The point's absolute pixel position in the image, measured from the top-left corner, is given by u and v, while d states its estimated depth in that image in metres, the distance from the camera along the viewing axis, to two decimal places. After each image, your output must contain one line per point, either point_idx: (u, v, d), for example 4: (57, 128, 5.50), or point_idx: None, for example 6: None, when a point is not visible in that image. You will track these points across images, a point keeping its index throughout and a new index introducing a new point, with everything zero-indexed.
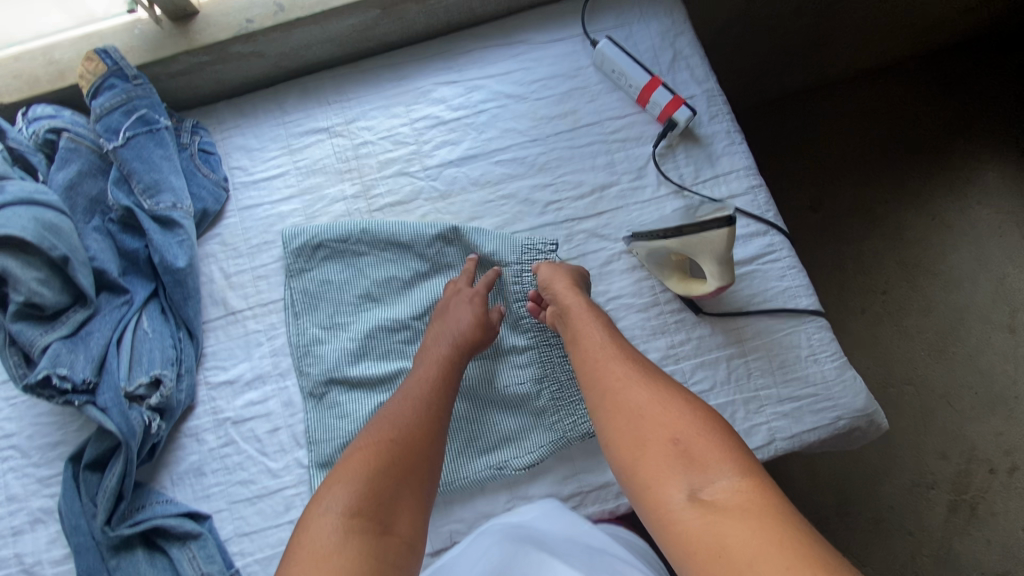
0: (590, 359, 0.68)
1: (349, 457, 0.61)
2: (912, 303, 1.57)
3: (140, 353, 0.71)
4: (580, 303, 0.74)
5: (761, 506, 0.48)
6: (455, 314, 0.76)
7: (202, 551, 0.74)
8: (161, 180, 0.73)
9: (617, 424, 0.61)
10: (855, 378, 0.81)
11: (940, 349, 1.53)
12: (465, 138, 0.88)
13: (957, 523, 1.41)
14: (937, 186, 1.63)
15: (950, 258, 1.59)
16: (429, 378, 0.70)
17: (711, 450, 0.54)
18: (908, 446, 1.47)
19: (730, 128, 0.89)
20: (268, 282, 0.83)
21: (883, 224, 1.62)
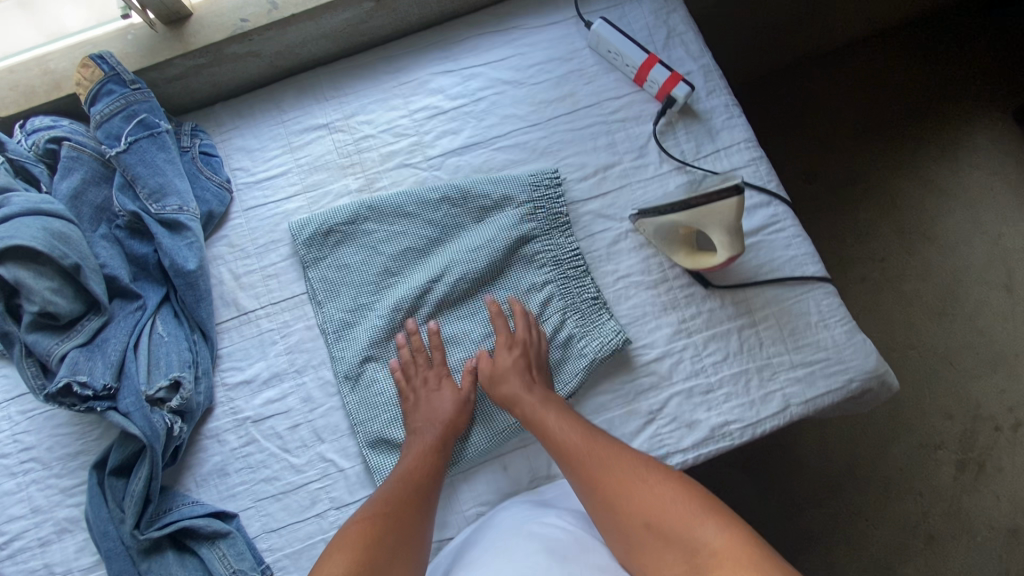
0: (566, 453, 0.72)
1: (344, 536, 0.67)
2: (910, 268, 1.59)
3: (157, 357, 0.71)
4: (536, 395, 0.76)
5: (735, 549, 0.58)
6: (434, 404, 0.77)
7: (232, 549, 0.75)
8: (166, 183, 0.73)
9: (613, 512, 0.67)
10: (863, 341, 0.83)
11: (940, 312, 1.55)
12: (465, 126, 0.88)
13: (966, 482, 1.43)
14: (927, 151, 1.65)
15: (944, 222, 1.61)
16: (414, 463, 0.74)
17: (690, 516, 0.63)
18: (915, 408, 1.49)
19: (728, 102, 0.89)
20: (279, 281, 0.83)
21: (876, 192, 1.63)
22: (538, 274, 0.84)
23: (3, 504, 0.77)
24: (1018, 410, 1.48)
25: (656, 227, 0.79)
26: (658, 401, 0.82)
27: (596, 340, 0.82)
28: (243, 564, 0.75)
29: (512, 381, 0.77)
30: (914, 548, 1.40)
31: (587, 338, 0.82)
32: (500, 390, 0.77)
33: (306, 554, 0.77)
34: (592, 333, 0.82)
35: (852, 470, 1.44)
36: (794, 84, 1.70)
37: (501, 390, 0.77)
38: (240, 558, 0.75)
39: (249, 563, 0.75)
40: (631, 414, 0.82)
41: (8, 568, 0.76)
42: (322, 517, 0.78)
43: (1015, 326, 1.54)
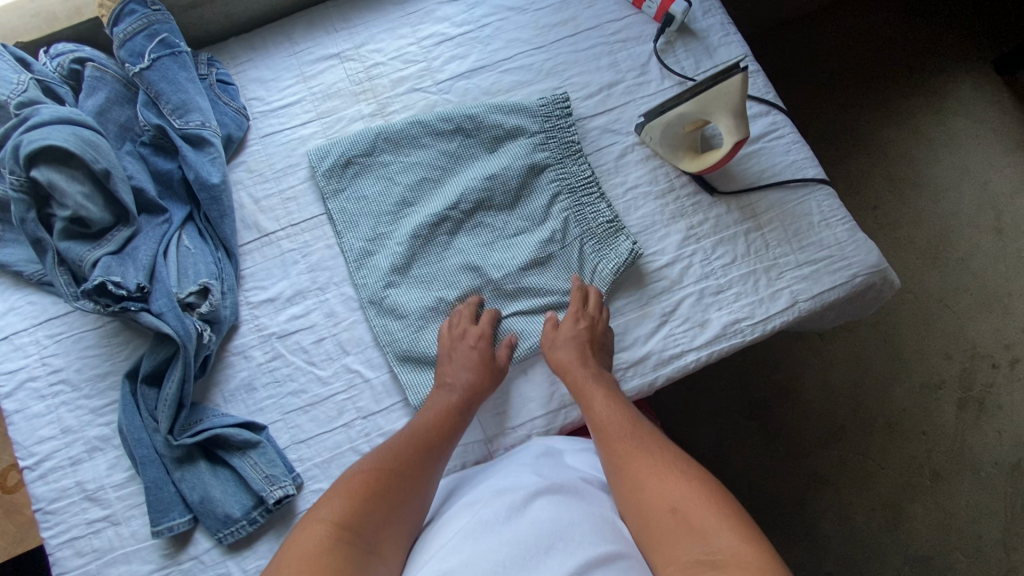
0: (607, 430, 0.72)
1: (350, 478, 0.66)
2: (902, 216, 1.63)
3: (186, 266, 0.74)
4: (587, 369, 0.77)
5: (752, 565, 0.55)
6: (465, 359, 0.77)
7: (263, 457, 0.76)
8: (189, 99, 0.75)
9: (637, 492, 0.65)
10: (865, 239, 0.86)
11: (934, 255, 1.59)
12: (472, 51, 0.91)
13: (968, 419, 1.47)
14: (915, 104, 1.70)
15: (934, 170, 1.66)
16: (435, 422, 0.73)
17: (713, 518, 0.60)
18: (915, 349, 1.52)
19: (723, 21, 0.93)
20: (298, 203, 0.85)
21: (868, 145, 1.67)
22: (551, 188, 0.87)
23: (33, 427, 0.78)
24: (1014, 347, 1.52)
25: (664, 129, 0.83)
26: (671, 303, 0.85)
27: (611, 261, 0.85)
28: (275, 470, 0.76)
29: (572, 346, 0.79)
30: (921, 485, 1.42)
31: (602, 259, 0.85)
32: (559, 357, 0.79)
33: (335, 463, 0.79)
34: (608, 252, 0.85)
35: (857, 409, 1.47)
36: (787, 39, 1.73)
37: (555, 362, 0.79)
38: (272, 464, 0.76)
39: (281, 469, 0.76)
40: (645, 318, 0.84)
41: (40, 488, 0.77)
42: (349, 426, 0.79)
43: (1006, 266, 1.58)
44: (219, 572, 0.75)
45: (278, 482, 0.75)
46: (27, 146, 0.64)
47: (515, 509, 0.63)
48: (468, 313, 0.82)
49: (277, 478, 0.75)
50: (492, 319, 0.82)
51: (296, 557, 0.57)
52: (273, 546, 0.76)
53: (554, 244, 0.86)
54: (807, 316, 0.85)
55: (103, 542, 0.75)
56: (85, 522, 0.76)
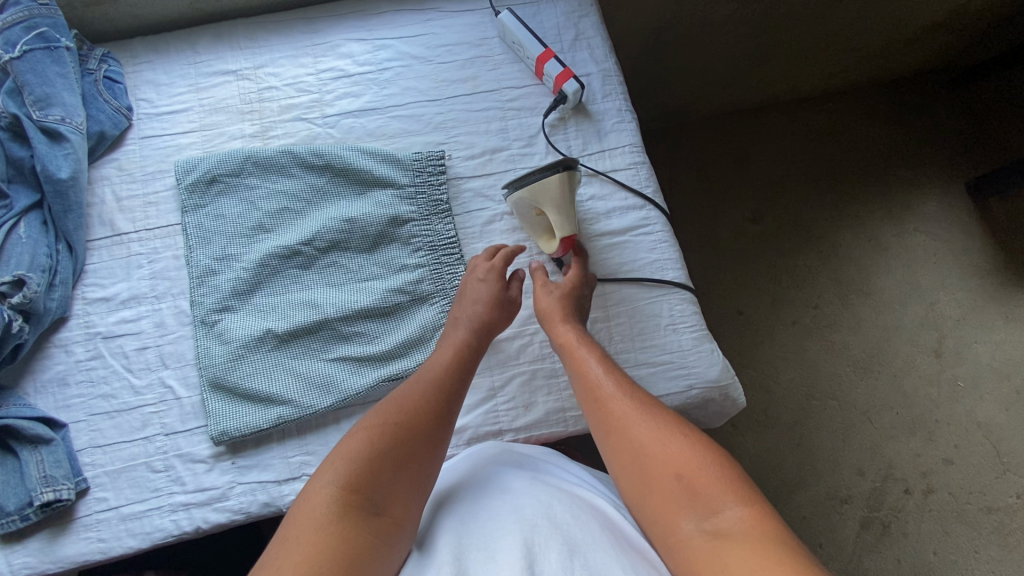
0: (601, 396, 0.69)
1: (356, 433, 0.64)
2: (841, 321, 1.58)
3: (9, 254, 0.75)
4: (571, 326, 0.77)
5: (762, 532, 0.53)
6: (478, 295, 0.79)
7: (51, 456, 0.76)
8: (53, 94, 0.77)
9: (631, 461, 0.62)
10: (712, 350, 0.85)
11: (864, 365, 1.54)
12: (366, 92, 0.91)
13: (868, 540, 1.41)
14: (878, 210, 1.66)
15: (882, 279, 1.61)
16: (447, 364, 0.72)
17: (720, 486, 0.57)
18: (824, 458, 1.47)
19: (621, 107, 0.93)
20: (158, 209, 0.86)
21: (820, 244, 1.64)
22: (411, 239, 0.87)
23: None
24: (931, 476, 1.45)
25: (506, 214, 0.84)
26: (502, 378, 0.84)
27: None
28: (57, 471, 0.75)
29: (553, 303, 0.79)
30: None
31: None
32: (547, 308, 0.80)
33: (125, 474, 0.78)
34: None
35: None
36: (758, 126, 1.72)
37: (544, 310, 0.80)
38: (56, 465, 0.75)
39: (64, 472, 0.76)
40: (473, 388, 0.83)
41: None
42: (149, 440, 0.79)
43: (939, 392, 1.51)
44: None
45: (53, 484, 0.74)
46: None
47: (499, 507, 0.63)
48: (485, 254, 0.84)
49: (53, 480, 0.75)
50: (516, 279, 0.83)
51: (301, 525, 0.55)
52: (43, 545, 0.76)
53: (406, 296, 0.84)
54: None
55: None
56: None
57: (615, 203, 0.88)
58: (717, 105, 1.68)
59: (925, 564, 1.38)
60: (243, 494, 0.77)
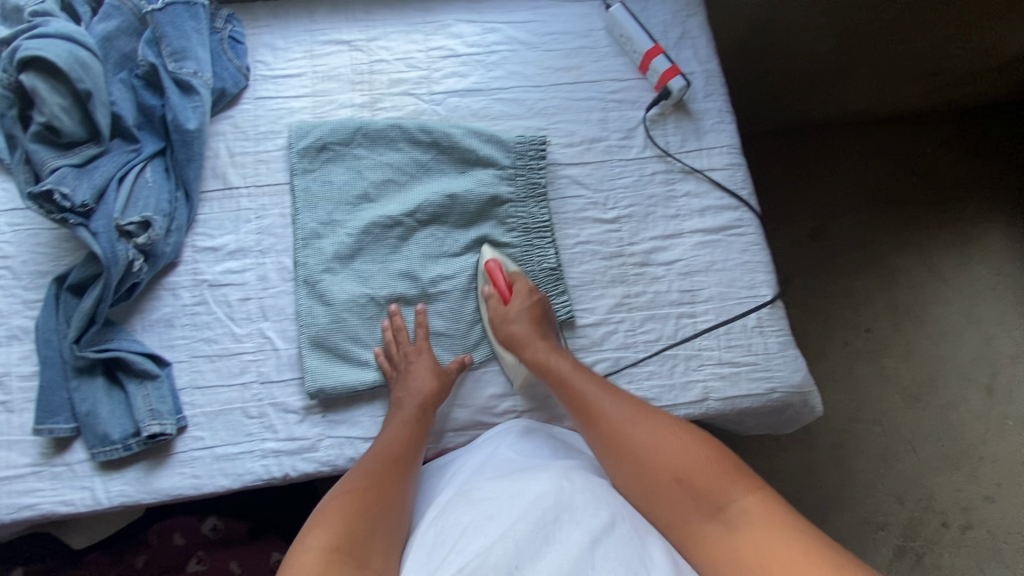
0: (586, 411, 0.74)
1: (333, 501, 0.67)
2: (894, 347, 1.56)
3: (137, 197, 0.78)
4: (543, 341, 0.80)
5: (771, 517, 0.61)
6: (418, 373, 0.80)
7: (156, 392, 0.80)
8: (188, 48, 0.81)
9: (633, 472, 0.68)
10: (795, 356, 0.86)
11: (913, 395, 1.52)
12: (473, 72, 0.94)
13: (901, 569, 1.39)
14: (936, 240, 1.64)
15: (938, 310, 1.59)
16: (404, 437, 0.76)
17: (718, 479, 0.65)
18: (865, 483, 1.45)
19: (722, 108, 0.93)
20: (268, 167, 0.89)
21: (876, 266, 1.62)
22: (506, 219, 0.89)
23: None
24: (971, 511, 1.43)
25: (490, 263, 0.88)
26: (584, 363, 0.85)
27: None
28: (162, 406, 0.79)
29: (523, 324, 0.81)
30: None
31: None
32: (512, 332, 0.82)
33: (221, 417, 0.82)
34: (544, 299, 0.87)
35: None
36: (820, 145, 1.70)
37: (511, 336, 0.82)
38: (161, 401, 0.79)
39: (168, 408, 0.79)
40: None
41: None
42: (245, 387, 0.83)
43: (987, 428, 1.49)
44: (85, 485, 0.79)
45: (159, 418, 0.78)
46: (23, 51, 0.69)
47: (505, 491, 0.66)
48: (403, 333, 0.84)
49: (159, 414, 0.79)
50: (459, 365, 0.84)
51: None
52: (140, 476, 0.80)
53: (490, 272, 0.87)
54: (714, 416, 0.85)
55: None
56: None
57: (709, 203, 0.90)
58: (785, 118, 1.67)
59: None
60: (332, 447, 0.81)
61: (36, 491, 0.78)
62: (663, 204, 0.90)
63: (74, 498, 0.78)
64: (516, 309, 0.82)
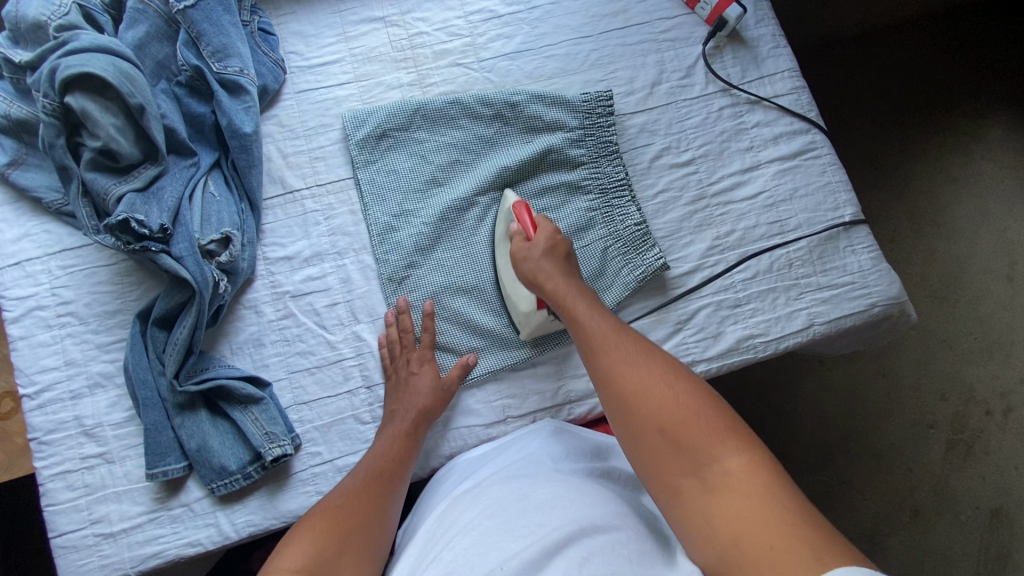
0: (592, 345, 0.66)
1: (311, 517, 0.61)
2: (917, 253, 1.49)
3: (209, 213, 0.74)
4: (560, 279, 0.73)
5: (757, 485, 0.52)
6: (415, 385, 0.75)
7: (265, 414, 0.76)
8: (230, 44, 0.75)
9: (624, 403, 0.61)
10: (888, 269, 0.86)
11: (942, 295, 1.47)
12: (519, 32, 0.89)
13: (954, 460, 1.37)
14: (944, 140, 1.55)
15: (954, 208, 1.51)
16: (393, 454, 0.71)
17: (709, 435, 0.56)
18: (911, 385, 1.41)
19: (775, 32, 0.92)
20: (326, 163, 0.84)
21: (892, 178, 1.52)
22: (581, 179, 0.86)
23: (37, 355, 0.77)
24: (1011, 396, 1.41)
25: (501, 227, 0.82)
26: (688, 311, 0.83)
27: (637, 268, 0.83)
28: (276, 428, 0.75)
29: (541, 261, 0.74)
30: (899, 523, 1.32)
31: (626, 266, 0.83)
32: (536, 268, 0.74)
33: (334, 429, 0.78)
34: (633, 260, 0.83)
35: (846, 438, 1.37)
36: (833, 63, 1.57)
37: (529, 275, 0.74)
38: (273, 422, 0.76)
39: (281, 428, 0.76)
40: (660, 323, 0.83)
41: (37, 418, 0.76)
42: (353, 394, 0.79)
43: (1014, 316, 1.46)
44: (208, 522, 0.75)
45: (277, 440, 0.75)
46: (65, 70, 0.63)
47: (507, 493, 0.61)
48: (401, 333, 0.79)
49: (276, 436, 0.75)
50: (463, 367, 0.78)
51: None
52: (264, 503, 0.76)
53: (570, 241, 0.84)
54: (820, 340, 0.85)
55: (95, 478, 0.75)
56: (79, 457, 0.76)
57: (780, 129, 0.89)
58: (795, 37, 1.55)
59: (1010, 479, 1.36)
60: (454, 438, 0.79)
61: (160, 538, 0.75)
62: (734, 138, 0.88)
63: (199, 537, 0.75)
64: (539, 241, 0.75)
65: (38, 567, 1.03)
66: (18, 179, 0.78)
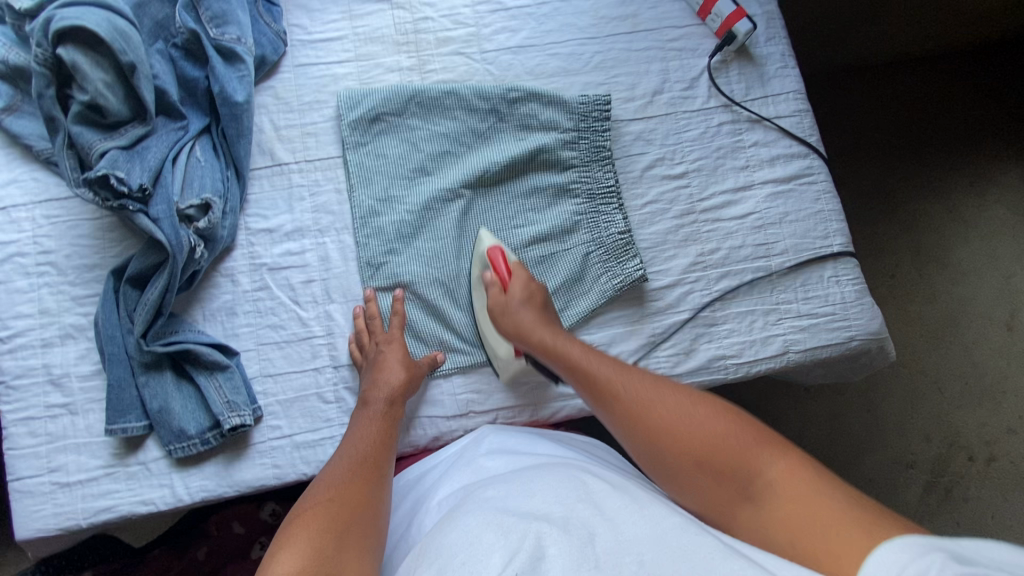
0: (599, 387, 0.67)
1: (300, 517, 0.57)
2: (917, 291, 1.47)
3: (192, 177, 0.74)
4: (546, 329, 0.75)
5: (804, 481, 0.54)
6: (385, 361, 0.75)
7: (229, 382, 0.76)
8: (230, 11, 0.76)
9: (660, 446, 0.60)
10: (871, 303, 0.85)
11: (937, 336, 1.44)
12: (525, 27, 0.89)
13: (930, 504, 1.35)
14: (957, 179, 1.51)
15: (959, 250, 1.49)
16: (371, 435, 0.69)
17: (746, 449, 0.57)
18: (893, 423, 1.40)
19: (785, 52, 0.91)
20: (317, 140, 0.84)
21: (898, 213, 1.50)
22: (571, 180, 0.85)
23: (13, 301, 0.78)
24: (996, 445, 1.39)
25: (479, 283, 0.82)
26: (663, 325, 0.82)
27: (617, 277, 0.82)
28: (238, 397, 0.76)
29: (523, 313, 0.75)
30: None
31: (606, 273, 0.83)
32: (516, 321, 0.75)
33: (297, 405, 0.79)
34: (614, 269, 0.82)
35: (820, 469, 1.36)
36: (849, 91, 1.54)
37: (510, 328, 0.75)
38: (236, 391, 0.76)
39: (243, 399, 0.76)
40: (633, 334, 0.82)
41: (6, 361, 0.77)
42: (319, 372, 0.80)
43: (1009, 365, 1.43)
44: (163, 482, 0.76)
45: (237, 409, 0.75)
46: (59, 21, 0.63)
47: (485, 496, 0.57)
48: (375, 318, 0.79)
49: (237, 406, 0.75)
50: (431, 363, 0.79)
51: None
52: (219, 469, 0.77)
53: (551, 243, 0.84)
54: (794, 368, 0.84)
55: (57, 428, 0.76)
56: (43, 405, 0.77)
57: (778, 151, 0.87)
58: (816, 59, 1.52)
59: (985, 529, 1.34)
60: (414, 427, 0.80)
61: (113, 493, 0.75)
62: (730, 155, 0.87)
63: (153, 497, 0.76)
64: (516, 286, 0.77)
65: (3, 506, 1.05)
66: (12, 125, 0.79)
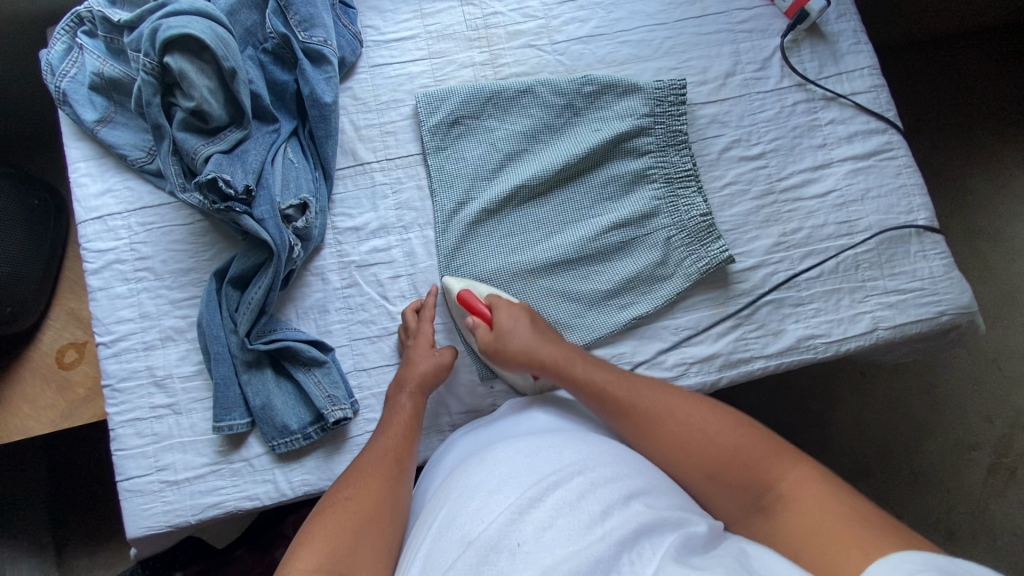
0: (609, 397, 0.66)
1: (333, 503, 0.60)
2: (975, 268, 1.39)
3: (288, 179, 0.77)
4: (548, 346, 0.72)
5: (814, 490, 0.54)
6: (413, 359, 0.75)
7: (327, 377, 0.78)
8: (317, 14, 0.79)
9: (672, 456, 0.61)
10: (959, 277, 0.84)
11: (999, 315, 1.36)
12: (594, 16, 0.89)
13: (996, 485, 1.29)
14: (1014, 152, 1.43)
15: (1017, 226, 1.40)
16: (402, 427, 0.70)
17: (753, 459, 0.57)
18: (953, 405, 1.33)
19: (856, 28, 0.90)
20: (396, 138, 0.85)
21: (951, 190, 1.42)
22: (648, 165, 0.85)
23: (114, 306, 0.81)
24: None
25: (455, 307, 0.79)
26: (749, 307, 0.82)
27: (701, 259, 0.82)
28: (337, 391, 0.77)
29: (521, 335, 0.73)
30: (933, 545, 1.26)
31: (690, 256, 0.83)
32: (516, 345, 0.72)
33: None
34: (698, 253, 0.82)
35: (884, 453, 1.31)
36: (905, 69, 1.47)
37: (515, 354, 0.72)
38: (334, 385, 0.78)
39: (342, 392, 0.77)
40: (719, 317, 0.82)
41: (112, 365, 0.79)
42: None
43: None
44: (267, 478, 0.77)
45: (338, 403, 0.77)
46: (167, 31, 0.65)
47: (494, 465, 0.57)
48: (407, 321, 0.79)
49: (337, 400, 0.77)
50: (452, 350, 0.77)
51: None
52: (320, 463, 0.78)
53: (632, 228, 0.84)
54: (883, 346, 0.83)
55: (163, 427, 0.78)
56: (148, 407, 0.78)
57: (856, 128, 0.87)
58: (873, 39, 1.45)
59: None
60: None
61: (219, 489, 0.77)
62: (807, 134, 0.87)
63: (257, 492, 0.77)
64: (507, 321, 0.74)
65: (107, 508, 1.12)
66: (105, 136, 0.81)
